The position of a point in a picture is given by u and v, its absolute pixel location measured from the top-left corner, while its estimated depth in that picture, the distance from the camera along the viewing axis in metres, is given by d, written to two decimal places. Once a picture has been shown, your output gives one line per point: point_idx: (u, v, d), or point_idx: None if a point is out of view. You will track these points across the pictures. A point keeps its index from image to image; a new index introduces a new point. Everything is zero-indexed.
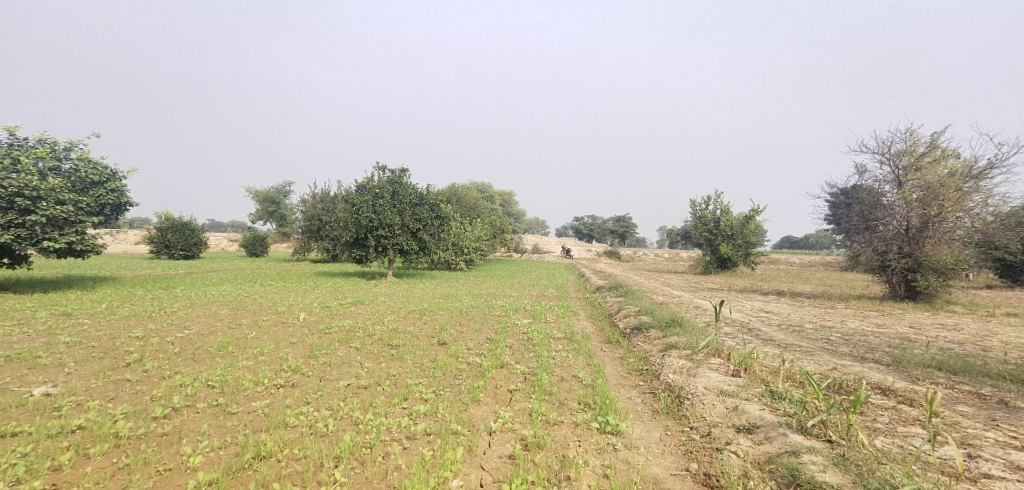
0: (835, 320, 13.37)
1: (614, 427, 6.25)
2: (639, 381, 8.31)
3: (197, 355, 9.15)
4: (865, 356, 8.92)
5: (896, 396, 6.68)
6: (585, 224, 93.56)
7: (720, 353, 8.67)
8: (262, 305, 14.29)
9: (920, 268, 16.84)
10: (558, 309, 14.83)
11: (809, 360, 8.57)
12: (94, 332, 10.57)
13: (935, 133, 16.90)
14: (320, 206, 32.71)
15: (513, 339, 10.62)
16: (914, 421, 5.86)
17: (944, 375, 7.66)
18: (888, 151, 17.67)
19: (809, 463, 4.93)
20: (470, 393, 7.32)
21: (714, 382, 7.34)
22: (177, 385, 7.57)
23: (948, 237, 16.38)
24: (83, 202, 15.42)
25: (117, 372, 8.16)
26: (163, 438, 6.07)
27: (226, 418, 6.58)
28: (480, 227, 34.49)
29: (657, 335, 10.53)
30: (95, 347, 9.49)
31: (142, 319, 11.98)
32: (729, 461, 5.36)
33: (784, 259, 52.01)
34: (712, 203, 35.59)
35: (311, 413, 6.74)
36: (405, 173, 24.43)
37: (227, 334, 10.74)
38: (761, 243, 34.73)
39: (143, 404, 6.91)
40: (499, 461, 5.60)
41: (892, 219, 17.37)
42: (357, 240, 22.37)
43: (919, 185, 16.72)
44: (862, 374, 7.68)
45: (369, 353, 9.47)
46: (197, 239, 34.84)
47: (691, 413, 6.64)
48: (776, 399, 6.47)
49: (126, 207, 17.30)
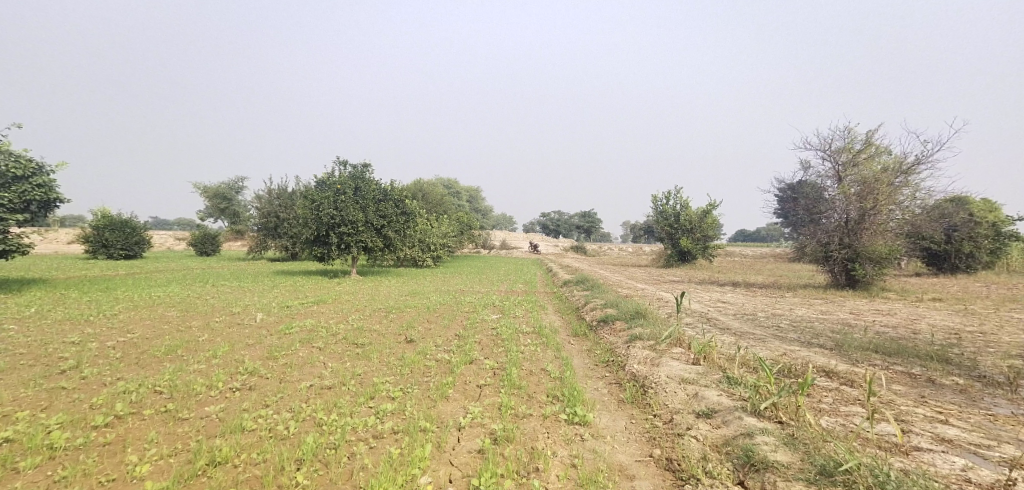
0: (784, 309, 14.12)
1: (580, 418, 6.45)
2: (604, 372, 8.57)
3: (142, 360, 8.78)
4: (812, 342, 9.50)
5: (839, 378, 7.18)
6: (548, 220, 94.22)
7: (681, 343, 9.04)
8: (217, 306, 13.78)
9: (858, 257, 17.93)
10: (525, 304, 15.02)
11: (762, 347, 9.05)
12: (25, 338, 9.94)
13: (870, 131, 18.01)
14: (276, 203, 31.74)
15: (481, 335, 10.70)
16: (855, 401, 6.32)
17: (881, 357, 8.27)
18: (830, 148, 18.69)
19: (762, 443, 5.25)
20: (438, 390, 7.36)
21: (675, 370, 7.67)
22: (120, 391, 7.26)
23: (882, 228, 17.52)
24: (4, 199, 14.42)
25: (50, 380, 7.74)
26: (105, 447, 5.83)
27: (177, 425, 6.38)
28: (446, 223, 34.31)
29: (622, 327, 10.85)
30: (26, 354, 8.94)
31: (80, 324, 11.35)
32: (689, 445, 5.64)
33: (739, 251, 54.00)
34: (673, 198, 36.65)
35: (273, 415, 6.63)
36: (368, 168, 24.01)
37: (177, 337, 10.33)
38: (719, 236, 36.05)
39: (81, 413, 6.60)
40: (468, 456, 5.69)
41: (833, 212, 18.41)
42: (318, 237, 21.89)
43: (857, 180, 17.78)
44: (810, 359, 8.20)
45: (333, 353, 9.34)
46: (139, 238, 33.16)
47: (654, 401, 6.92)
48: (732, 385, 6.83)
49: (55, 204, 16.26)
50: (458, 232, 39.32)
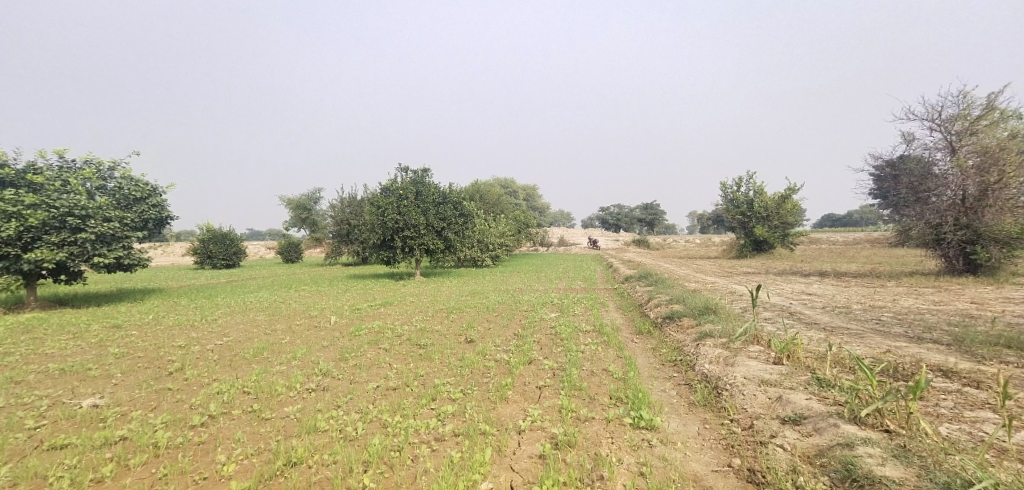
0: (885, 300, 12.59)
1: (648, 422, 5.94)
2: (673, 372, 7.95)
3: (234, 361, 9.30)
4: (921, 336, 8.29)
5: (960, 378, 6.12)
6: (610, 214, 92.05)
7: (759, 340, 8.20)
8: (296, 309, 14.52)
9: (979, 239, 15.73)
10: (586, 302, 14.54)
11: (858, 343, 8.01)
12: (141, 342, 10.89)
13: (991, 93, 15.66)
14: (348, 211, 33.35)
15: (541, 334, 10.38)
16: (983, 405, 5.33)
17: (1013, 353, 7.02)
18: (939, 116, 16.53)
19: (865, 456, 4.52)
20: (498, 392, 7.12)
21: (753, 371, 6.91)
22: (214, 392, 7.69)
23: (1010, 205, 15.17)
24: (128, 219, 16.01)
25: (160, 381, 8.35)
26: (200, 446, 6.12)
27: (260, 425, 6.61)
28: (505, 224, 34.41)
29: (691, 324, 10.09)
30: (141, 357, 9.76)
31: (185, 328, 12.35)
32: (775, 455, 4.98)
33: (825, 238, 49.52)
34: (745, 184, 34.29)
35: (342, 416, 6.69)
36: (428, 172, 24.47)
37: (263, 340, 10.90)
38: (800, 223, 33.31)
39: (182, 412, 7.03)
40: (529, 461, 5.38)
41: (946, 189, 16.25)
42: (384, 242, 22.54)
43: (975, 151, 15.52)
44: (920, 356, 7.10)
45: (397, 354, 9.41)
46: (237, 248, 36.01)
47: (730, 404, 6.26)
48: (823, 387, 6.03)
49: (167, 221, 17.89)
50: (517, 231, 39.20)
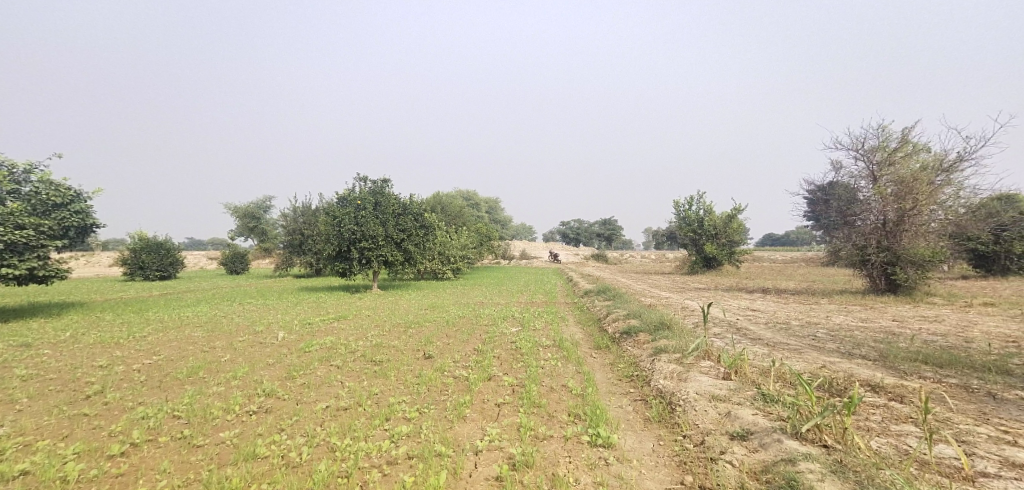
0: (821, 316, 13.44)
1: (604, 439, 6.05)
2: (629, 388, 8.14)
3: (164, 383, 8.74)
4: (853, 352, 8.90)
5: (887, 392, 6.62)
6: (567, 228, 93.51)
7: (709, 355, 8.54)
8: (241, 325, 13.81)
9: (898, 261, 17.07)
10: (546, 316, 14.67)
11: (798, 359, 8.50)
12: (55, 363, 10.03)
13: (906, 128, 17.14)
14: (301, 220, 32.29)
15: (500, 349, 10.37)
16: (907, 419, 5.79)
17: (931, 368, 7.68)
18: (862, 147, 17.92)
19: (806, 471, 4.80)
20: (456, 410, 7.06)
21: (704, 386, 7.20)
22: (138, 417, 7.19)
23: (924, 230, 16.61)
24: (44, 226, 14.77)
25: (74, 406, 7.72)
26: (118, 479, 5.70)
27: (191, 453, 6.23)
28: (466, 236, 34.25)
29: (646, 339, 10.38)
30: (54, 380, 8.99)
31: (110, 347, 11.48)
32: (724, 472, 5.20)
33: (767, 256, 52.32)
34: (696, 203, 35.77)
35: (286, 441, 6.42)
36: (388, 183, 24.09)
37: (199, 358, 10.28)
38: (746, 241, 35.00)
39: (99, 441, 6.52)
40: (485, 484, 5.36)
41: (869, 214, 17.58)
42: (340, 253, 21.97)
43: (893, 180, 16.90)
44: (852, 371, 7.63)
45: (351, 371, 9.15)
46: (173, 259, 34.02)
47: (683, 420, 6.48)
48: (768, 403, 6.35)
49: (91, 229, 16.65)
50: (477, 244, 39.10)
